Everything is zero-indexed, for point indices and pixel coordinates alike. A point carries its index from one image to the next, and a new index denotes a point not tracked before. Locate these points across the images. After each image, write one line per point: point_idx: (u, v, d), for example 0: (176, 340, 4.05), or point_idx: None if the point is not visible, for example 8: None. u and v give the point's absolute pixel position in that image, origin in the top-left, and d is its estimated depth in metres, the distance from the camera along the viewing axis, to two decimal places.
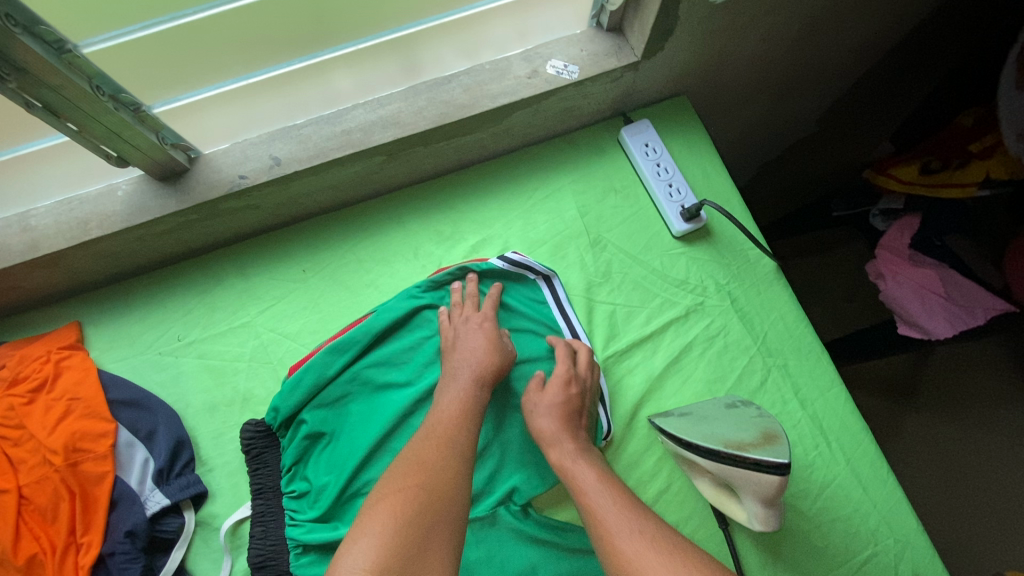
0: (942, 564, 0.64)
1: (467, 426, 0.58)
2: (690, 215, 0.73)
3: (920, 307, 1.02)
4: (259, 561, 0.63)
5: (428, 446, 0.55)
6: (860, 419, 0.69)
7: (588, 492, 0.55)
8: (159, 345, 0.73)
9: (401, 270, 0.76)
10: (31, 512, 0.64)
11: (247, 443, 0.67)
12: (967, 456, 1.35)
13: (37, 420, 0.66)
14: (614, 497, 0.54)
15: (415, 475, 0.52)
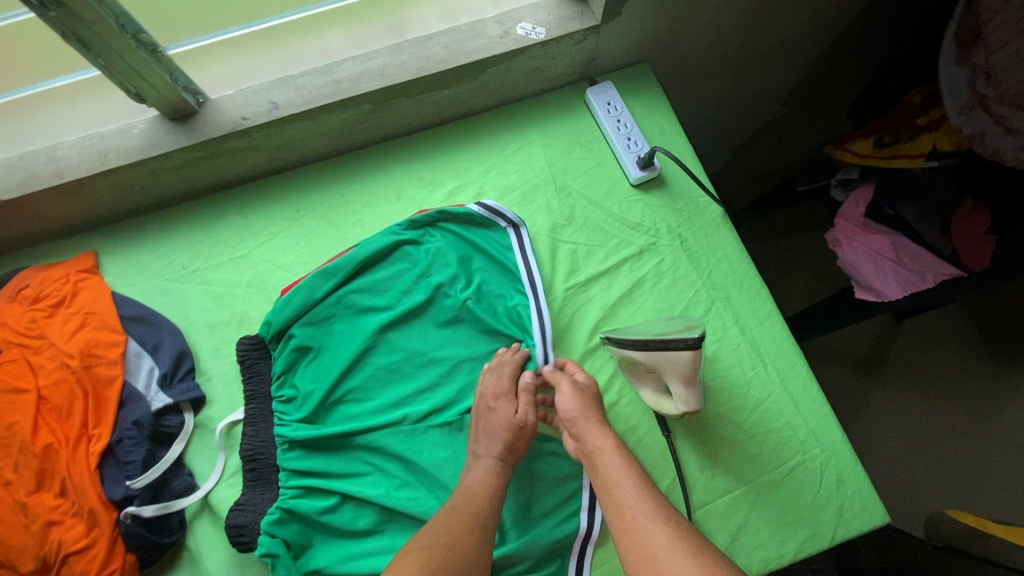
0: (864, 472, 0.71)
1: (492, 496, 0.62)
2: (644, 163, 0.81)
3: (873, 271, 1.10)
4: (250, 454, 0.71)
5: (455, 513, 0.58)
6: (794, 345, 0.77)
7: (611, 469, 0.59)
8: (166, 272, 0.81)
9: (385, 211, 0.84)
10: (49, 409, 0.72)
11: (242, 355, 0.75)
12: (928, 426, 1.42)
13: (57, 330, 0.75)
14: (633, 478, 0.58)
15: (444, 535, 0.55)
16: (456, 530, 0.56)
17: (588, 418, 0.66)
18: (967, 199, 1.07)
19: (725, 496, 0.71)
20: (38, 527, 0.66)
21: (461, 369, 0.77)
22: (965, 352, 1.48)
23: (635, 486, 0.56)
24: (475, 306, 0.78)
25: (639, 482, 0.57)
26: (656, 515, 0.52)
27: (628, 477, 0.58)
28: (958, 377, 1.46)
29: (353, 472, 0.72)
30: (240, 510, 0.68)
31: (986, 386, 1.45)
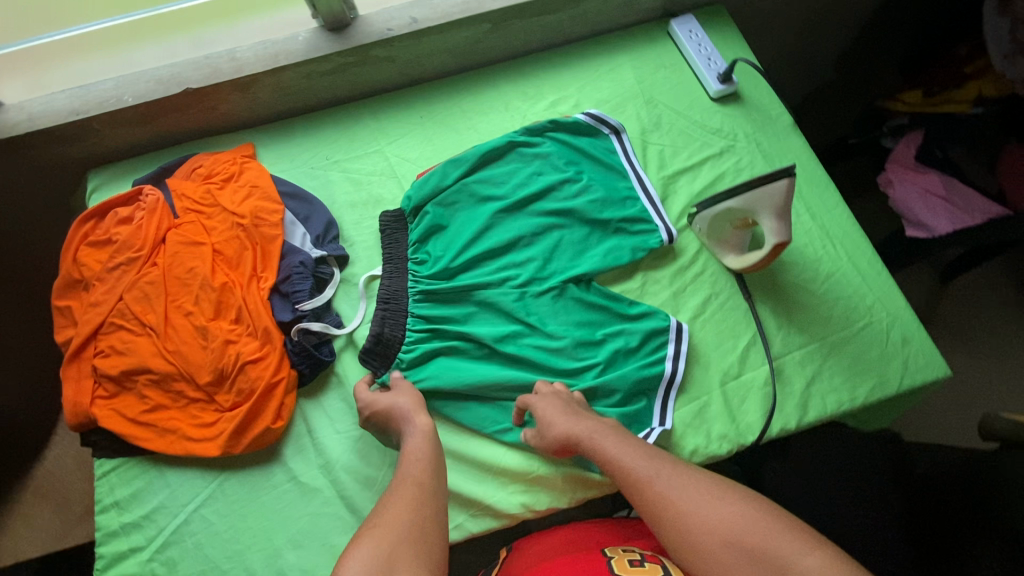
0: (927, 333, 0.80)
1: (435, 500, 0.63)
2: (724, 76, 0.94)
3: (924, 207, 1.19)
4: (387, 297, 0.84)
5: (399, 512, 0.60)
6: (859, 229, 0.87)
7: (607, 444, 0.67)
8: (312, 162, 0.95)
9: (495, 118, 0.98)
10: (222, 259, 0.86)
11: (383, 226, 0.88)
12: (976, 380, 1.47)
13: (229, 199, 0.89)
14: (622, 440, 0.67)
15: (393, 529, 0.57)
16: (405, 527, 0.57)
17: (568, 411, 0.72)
18: (1011, 140, 1.18)
19: (800, 349, 0.80)
20: (217, 345, 0.79)
21: (566, 247, 0.88)
22: (1015, 310, 1.52)
23: (625, 445, 0.66)
24: (582, 198, 0.90)
25: (627, 439, 0.67)
26: (655, 464, 0.63)
27: (618, 440, 0.67)
28: (1008, 334, 1.51)
29: (474, 321, 0.84)
30: (377, 343, 0.81)
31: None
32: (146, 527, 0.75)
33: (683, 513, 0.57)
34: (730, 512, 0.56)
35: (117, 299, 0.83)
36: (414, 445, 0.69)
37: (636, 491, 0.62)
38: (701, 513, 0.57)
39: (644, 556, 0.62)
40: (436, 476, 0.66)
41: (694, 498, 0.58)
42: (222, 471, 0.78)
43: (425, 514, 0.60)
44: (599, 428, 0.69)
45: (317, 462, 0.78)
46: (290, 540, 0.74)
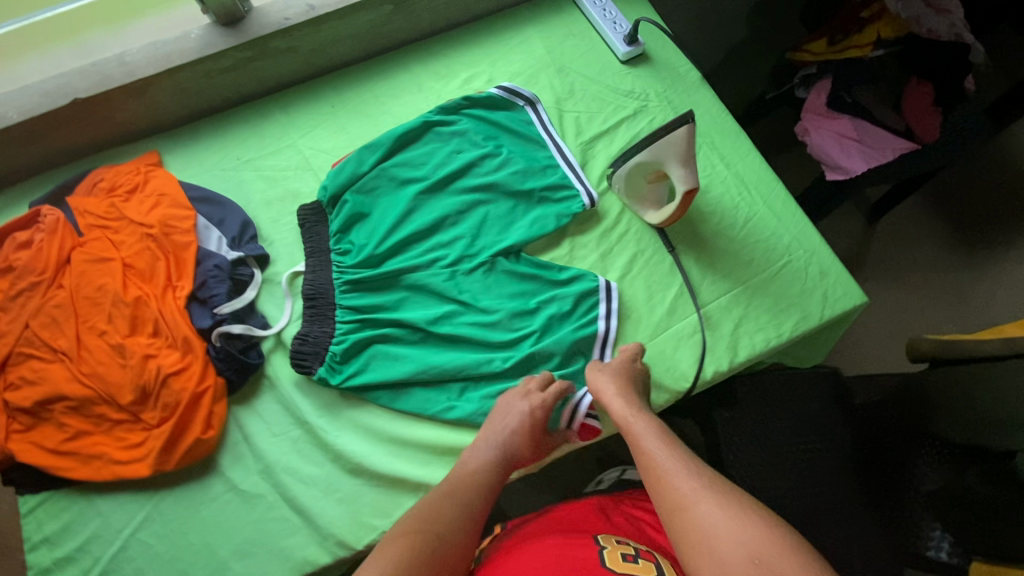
0: (842, 264, 0.83)
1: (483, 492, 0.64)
2: (630, 38, 0.95)
3: (840, 150, 1.24)
4: (311, 293, 0.82)
5: (443, 504, 0.60)
6: (772, 174, 0.89)
7: (641, 429, 0.65)
8: (222, 164, 0.92)
9: (409, 101, 0.96)
10: (134, 273, 0.82)
11: (303, 218, 0.86)
12: (908, 312, 1.55)
13: (136, 210, 0.85)
14: (662, 435, 0.63)
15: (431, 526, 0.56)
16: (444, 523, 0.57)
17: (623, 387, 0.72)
18: (913, 77, 1.24)
19: (725, 294, 0.82)
20: (136, 361, 0.75)
21: (492, 221, 0.87)
22: (938, 241, 1.61)
23: (661, 441, 0.62)
24: (503, 171, 0.90)
25: (666, 436, 0.63)
26: (687, 465, 0.57)
27: (655, 435, 0.63)
28: (934, 265, 1.59)
29: (405, 306, 0.83)
30: (303, 340, 0.79)
31: (958, 269, 1.58)
32: (81, 560, 0.72)
33: (699, 518, 0.51)
34: (756, 528, 0.48)
35: (23, 327, 0.78)
36: (480, 462, 0.67)
37: (654, 485, 0.57)
38: (723, 523, 0.50)
39: (638, 553, 0.62)
40: (485, 495, 0.64)
41: (719, 512, 0.51)
42: (157, 491, 0.74)
43: (453, 507, 0.60)
44: (641, 417, 0.66)
45: (257, 468, 0.75)
46: (236, 550, 0.72)
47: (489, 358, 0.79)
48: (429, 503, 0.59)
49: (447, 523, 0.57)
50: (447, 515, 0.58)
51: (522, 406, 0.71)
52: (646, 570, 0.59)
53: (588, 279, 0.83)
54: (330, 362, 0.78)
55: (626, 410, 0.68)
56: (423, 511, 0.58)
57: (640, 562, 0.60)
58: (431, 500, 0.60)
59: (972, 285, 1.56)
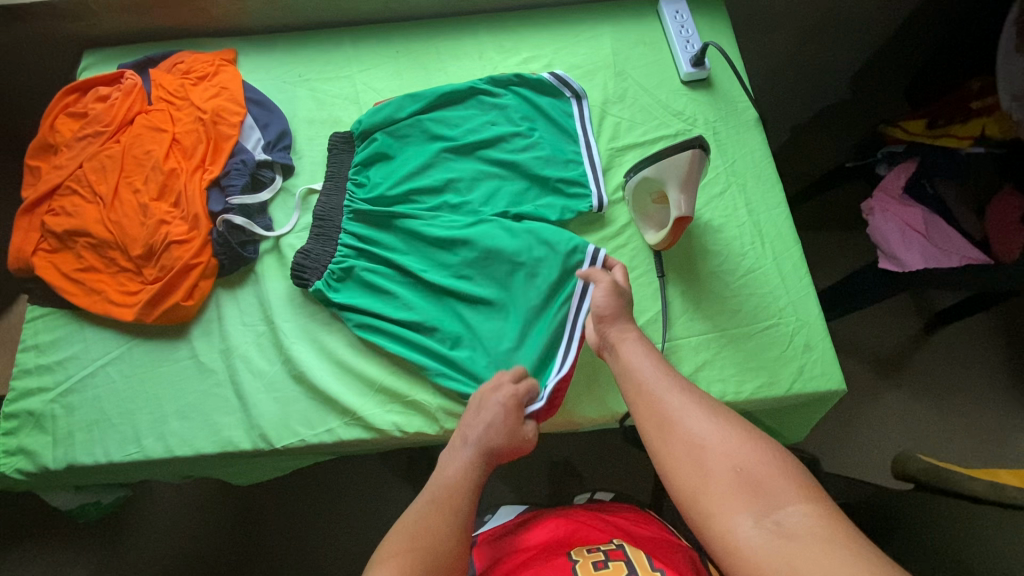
0: (832, 344, 0.79)
1: (469, 493, 0.65)
2: (696, 59, 0.93)
3: (900, 240, 1.14)
4: (321, 214, 0.88)
5: (432, 512, 0.62)
6: (794, 232, 0.85)
7: (633, 354, 0.69)
8: (284, 77, 0.99)
9: (467, 65, 0.99)
10: (179, 148, 0.91)
11: (333, 143, 0.92)
12: (933, 435, 1.42)
13: (199, 95, 0.94)
14: (655, 361, 0.68)
15: (420, 537, 0.59)
16: (437, 531, 0.60)
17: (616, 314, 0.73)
18: (1006, 186, 1.12)
19: (699, 335, 0.81)
20: (152, 222, 0.84)
21: (502, 195, 0.89)
22: (993, 373, 1.46)
23: (657, 364, 0.67)
24: (527, 153, 0.91)
25: (661, 362, 0.67)
26: (676, 385, 0.64)
27: (653, 360, 0.67)
28: (978, 396, 1.44)
29: (396, 249, 0.87)
30: (305, 254, 0.84)
31: (1004, 409, 1.43)
32: (57, 373, 0.82)
33: (688, 434, 0.58)
34: (737, 442, 0.55)
35: (78, 166, 0.90)
36: (464, 463, 0.68)
37: (646, 407, 0.63)
38: (708, 437, 0.57)
39: (608, 555, 0.64)
40: (474, 493, 0.66)
41: (708, 427, 0.58)
42: (134, 337, 0.83)
43: (449, 526, 0.61)
44: (636, 344, 0.70)
45: (219, 346, 0.82)
46: (177, 410, 0.79)
47: (457, 318, 0.82)
48: (416, 520, 0.61)
49: (439, 541, 0.59)
50: (443, 540, 0.60)
51: (495, 405, 0.72)
52: (617, 569, 0.62)
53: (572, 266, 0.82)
54: (326, 278, 0.84)
55: (620, 335, 0.71)
56: (419, 527, 0.60)
57: (610, 565, 0.62)
58: (424, 515, 0.62)
59: (1015, 430, 1.41)
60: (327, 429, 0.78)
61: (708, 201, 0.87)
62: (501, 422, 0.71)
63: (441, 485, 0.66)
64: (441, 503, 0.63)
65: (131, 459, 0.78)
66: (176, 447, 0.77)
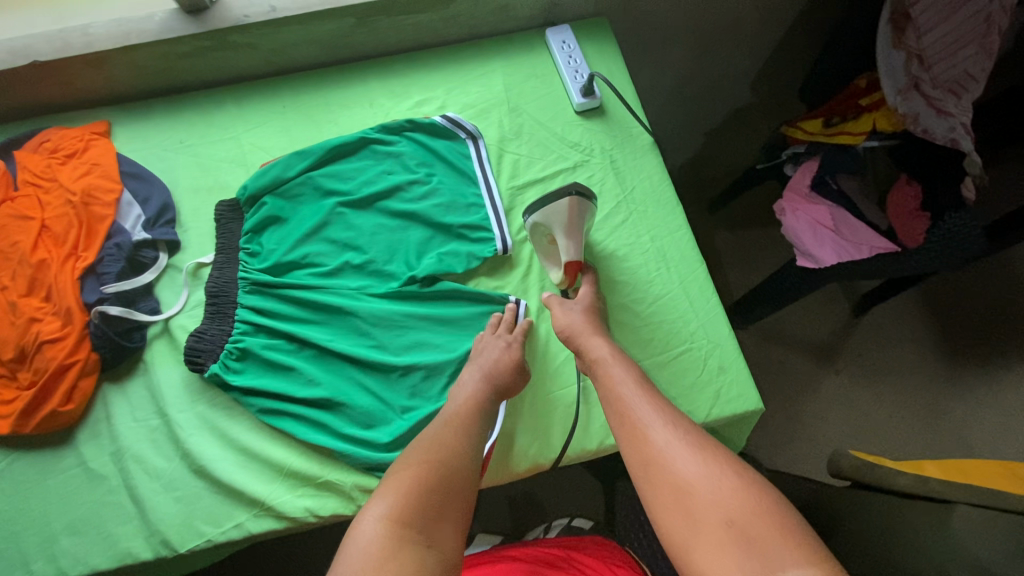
0: (744, 363, 0.79)
1: (478, 423, 0.68)
2: (586, 90, 0.93)
3: (812, 238, 1.17)
4: (214, 290, 0.82)
5: (446, 430, 0.65)
6: (698, 254, 0.86)
7: (619, 376, 0.68)
8: (164, 144, 0.94)
9: (358, 114, 0.96)
10: (49, 236, 0.84)
11: (219, 214, 0.87)
12: (874, 416, 1.46)
13: (68, 175, 0.88)
14: (639, 382, 0.67)
15: (433, 452, 0.61)
16: (449, 445, 0.63)
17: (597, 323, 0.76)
18: (903, 175, 1.16)
19: None
20: (22, 322, 0.77)
21: (406, 248, 0.86)
22: (921, 348, 1.51)
23: (639, 387, 0.66)
24: (427, 201, 0.89)
25: (644, 384, 0.67)
26: (664, 416, 0.62)
27: (633, 381, 0.67)
28: (911, 373, 1.49)
29: (297, 318, 0.82)
30: (198, 336, 0.79)
31: (937, 383, 1.48)
32: None
33: (676, 472, 0.56)
34: (724, 483, 0.54)
35: None
36: (469, 391, 0.71)
37: (631, 438, 0.62)
38: (697, 476, 0.55)
39: None
40: (484, 420, 0.69)
41: (697, 465, 0.56)
42: (13, 451, 0.76)
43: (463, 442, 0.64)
44: (619, 363, 0.70)
45: (110, 449, 0.76)
46: (68, 526, 0.73)
47: (373, 386, 0.79)
48: (434, 437, 0.64)
49: (459, 456, 0.62)
50: (457, 458, 0.62)
51: (498, 340, 0.77)
52: None
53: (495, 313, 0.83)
54: (225, 359, 0.78)
55: (604, 351, 0.71)
56: (439, 442, 0.63)
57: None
58: (440, 435, 0.64)
59: (948, 402, 1.46)
60: (235, 524, 0.72)
61: (611, 231, 0.87)
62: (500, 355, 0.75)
63: (454, 410, 0.69)
64: (449, 426, 0.66)
65: None
66: (69, 568, 0.71)
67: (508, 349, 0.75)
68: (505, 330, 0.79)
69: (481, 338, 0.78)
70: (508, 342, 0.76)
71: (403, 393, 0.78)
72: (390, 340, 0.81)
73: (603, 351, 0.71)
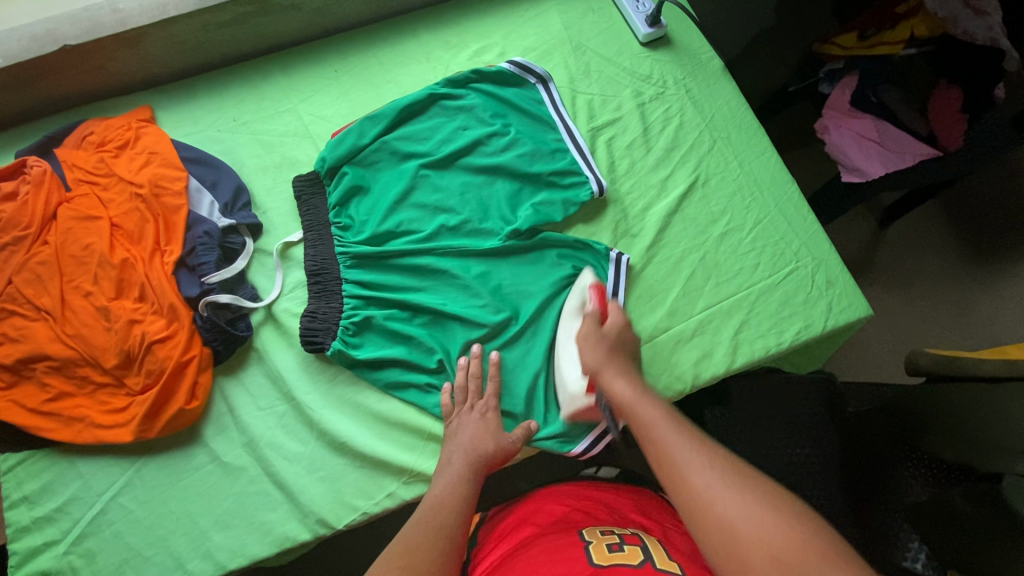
0: (849, 274, 0.82)
1: (458, 512, 0.60)
2: (652, 19, 0.91)
3: (859, 152, 1.18)
4: (316, 268, 0.80)
5: (420, 534, 0.55)
6: (787, 174, 0.87)
7: (638, 405, 0.60)
8: (218, 125, 0.88)
9: (416, 70, 0.92)
10: (122, 234, 0.79)
11: (300, 190, 0.83)
12: (914, 322, 1.42)
13: (124, 167, 0.81)
14: (672, 421, 0.57)
15: (400, 558, 0.52)
16: (420, 552, 0.53)
17: (613, 359, 0.66)
18: (942, 80, 1.15)
19: (727, 298, 0.80)
20: (121, 326, 0.73)
21: (498, 203, 0.84)
22: (965, 247, 1.48)
23: (670, 419, 0.57)
24: (510, 152, 0.86)
25: (676, 421, 0.57)
26: (691, 444, 0.54)
27: (663, 416, 0.58)
28: (957, 273, 1.46)
29: (405, 287, 0.80)
30: (312, 316, 0.77)
31: (987, 279, 1.45)
32: (60, 521, 0.71)
33: (723, 520, 0.47)
34: (783, 534, 0.45)
35: (6, 282, 0.75)
36: (453, 477, 0.64)
37: (656, 459, 0.54)
38: (751, 528, 0.46)
39: (623, 538, 0.59)
40: (469, 506, 0.61)
41: (739, 504, 0.48)
42: (140, 457, 0.74)
43: (444, 540, 0.55)
44: (646, 401, 0.60)
45: (241, 440, 0.74)
46: (216, 521, 0.71)
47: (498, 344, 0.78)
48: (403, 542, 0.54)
49: (433, 562, 0.52)
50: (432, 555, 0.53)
51: (472, 415, 0.71)
52: (633, 556, 0.55)
53: (601, 257, 0.81)
54: (343, 336, 0.77)
55: (628, 392, 0.62)
56: (416, 537, 0.55)
57: (626, 548, 0.57)
58: (416, 535, 0.55)
59: (1002, 296, 1.43)
60: (388, 494, 0.72)
61: (700, 160, 0.88)
62: (479, 428, 0.70)
63: (430, 504, 0.60)
64: (422, 519, 0.58)
65: None
66: (228, 561, 0.70)
67: (487, 419, 0.71)
68: (475, 399, 0.73)
69: (455, 416, 0.72)
70: (480, 412, 0.71)
71: (527, 347, 0.78)
72: (502, 298, 0.80)
73: (627, 392, 0.62)
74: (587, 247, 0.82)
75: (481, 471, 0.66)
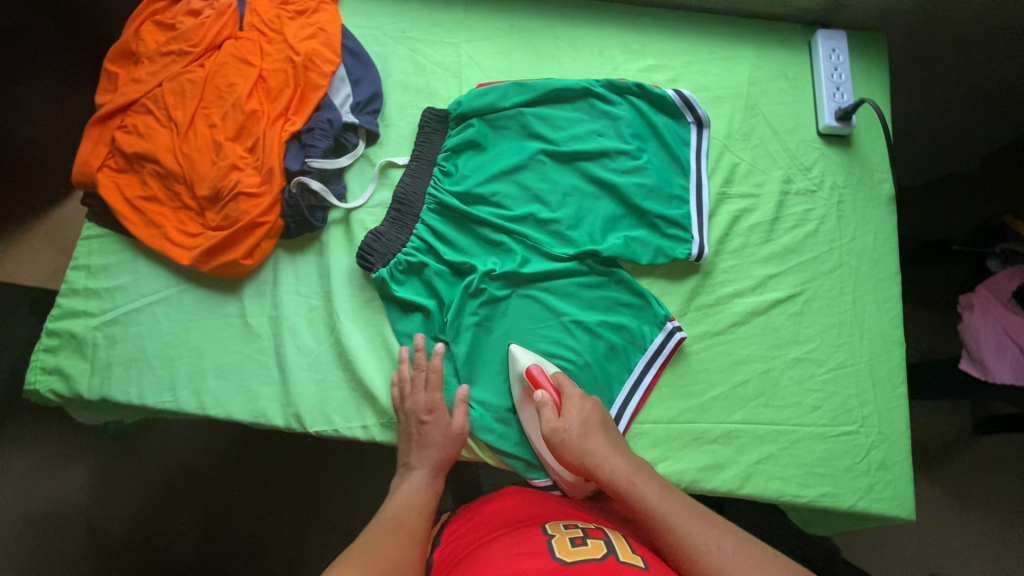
0: (909, 466, 0.74)
1: (422, 513, 0.67)
2: (844, 113, 0.83)
3: (993, 347, 0.97)
4: (401, 196, 0.82)
5: (391, 532, 0.61)
6: (898, 335, 0.79)
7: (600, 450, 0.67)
8: (388, 30, 0.90)
9: (584, 59, 0.89)
10: (263, 88, 0.83)
11: (425, 121, 0.85)
12: (955, 543, 1.25)
13: (292, 31, 0.86)
14: (631, 463, 0.66)
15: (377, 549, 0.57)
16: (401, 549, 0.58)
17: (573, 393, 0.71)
18: None
19: (767, 425, 0.74)
20: (224, 165, 0.78)
21: (594, 219, 0.81)
22: None
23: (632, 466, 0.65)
24: (631, 177, 0.82)
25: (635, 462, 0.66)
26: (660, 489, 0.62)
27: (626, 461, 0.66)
28: None
29: (467, 253, 0.80)
30: (376, 236, 0.79)
31: None
32: (103, 299, 0.79)
33: (701, 557, 0.56)
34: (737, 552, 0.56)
35: (157, 85, 0.83)
36: (416, 488, 0.70)
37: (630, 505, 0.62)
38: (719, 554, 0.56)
39: (586, 532, 0.54)
40: (428, 510, 0.68)
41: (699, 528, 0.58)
42: (187, 282, 0.80)
43: (406, 541, 0.61)
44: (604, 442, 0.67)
45: (269, 312, 0.79)
46: (216, 368, 0.76)
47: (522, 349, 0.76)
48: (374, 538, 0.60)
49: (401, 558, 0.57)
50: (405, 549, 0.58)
51: (419, 403, 0.72)
52: (596, 549, 0.51)
53: (656, 321, 0.77)
54: (393, 268, 0.78)
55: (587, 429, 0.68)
56: (377, 537, 0.60)
57: (589, 543, 0.52)
58: (376, 533, 0.61)
59: None
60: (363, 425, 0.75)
61: (815, 277, 0.80)
62: (430, 434, 0.71)
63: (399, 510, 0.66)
64: (390, 522, 0.64)
65: (163, 407, 0.75)
66: (209, 407, 0.75)
67: (434, 420, 0.72)
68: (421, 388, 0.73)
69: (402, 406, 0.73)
70: (430, 414, 0.71)
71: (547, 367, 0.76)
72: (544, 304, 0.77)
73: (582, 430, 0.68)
74: (651, 306, 0.78)
75: (440, 475, 0.72)
